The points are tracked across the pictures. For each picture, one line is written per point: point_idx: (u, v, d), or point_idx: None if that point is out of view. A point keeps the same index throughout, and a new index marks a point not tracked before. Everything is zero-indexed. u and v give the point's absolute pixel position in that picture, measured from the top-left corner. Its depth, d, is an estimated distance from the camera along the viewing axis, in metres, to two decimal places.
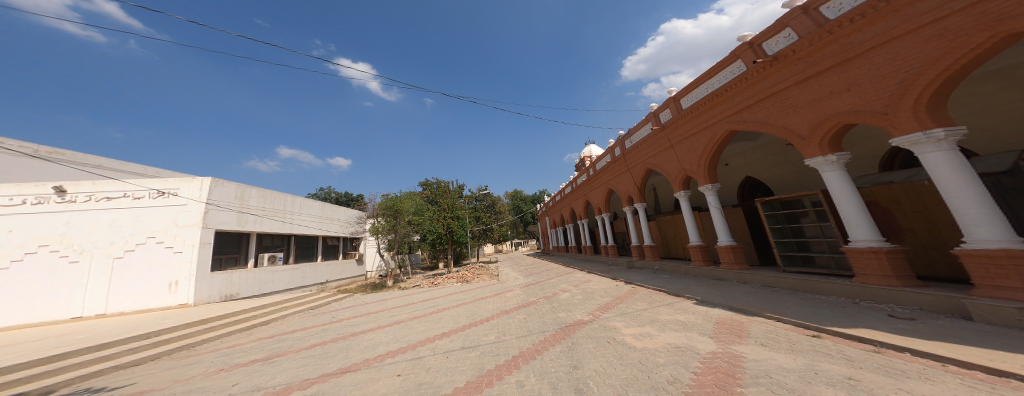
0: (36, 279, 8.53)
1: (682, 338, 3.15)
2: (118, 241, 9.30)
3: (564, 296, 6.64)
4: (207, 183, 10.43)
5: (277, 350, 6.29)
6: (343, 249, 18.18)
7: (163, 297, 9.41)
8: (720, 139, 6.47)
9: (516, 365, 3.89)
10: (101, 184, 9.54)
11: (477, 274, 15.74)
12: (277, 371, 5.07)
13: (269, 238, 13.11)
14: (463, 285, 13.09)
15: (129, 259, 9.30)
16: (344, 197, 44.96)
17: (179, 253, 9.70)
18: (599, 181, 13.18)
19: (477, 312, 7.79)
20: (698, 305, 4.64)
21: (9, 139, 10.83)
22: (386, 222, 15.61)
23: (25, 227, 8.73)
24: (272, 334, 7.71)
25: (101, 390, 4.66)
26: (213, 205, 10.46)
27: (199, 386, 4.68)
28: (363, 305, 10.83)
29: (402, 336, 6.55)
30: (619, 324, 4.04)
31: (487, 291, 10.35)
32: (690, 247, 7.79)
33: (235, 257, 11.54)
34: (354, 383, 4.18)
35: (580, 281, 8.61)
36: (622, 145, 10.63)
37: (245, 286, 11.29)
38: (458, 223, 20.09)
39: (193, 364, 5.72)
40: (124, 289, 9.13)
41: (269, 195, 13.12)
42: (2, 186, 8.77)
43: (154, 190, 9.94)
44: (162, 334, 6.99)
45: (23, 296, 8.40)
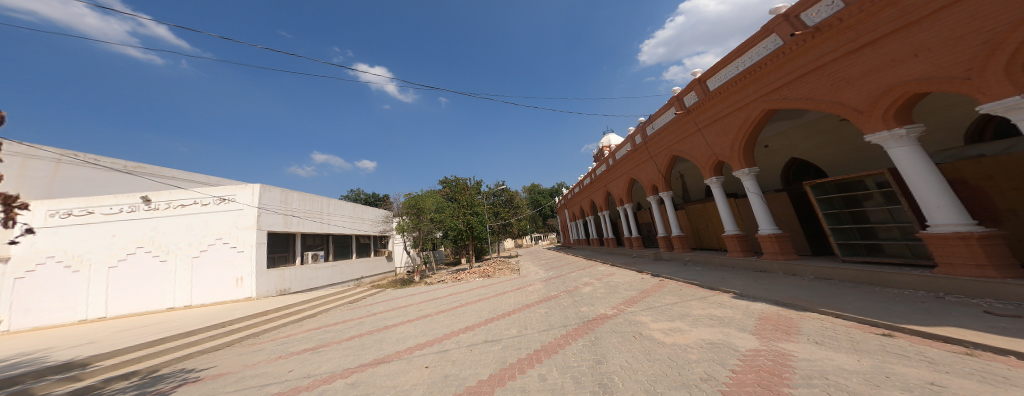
0: (137, 275, 10.12)
1: (717, 334, 3.00)
2: (194, 242, 10.63)
3: (586, 289, 6.54)
4: (260, 188, 11.37)
5: (324, 340, 6.71)
6: (374, 247, 18.99)
7: (231, 291, 10.59)
8: (756, 119, 6.04)
9: (538, 359, 3.88)
10: (175, 192, 10.93)
11: (499, 269, 15.92)
12: (323, 360, 5.38)
13: (311, 238, 14.02)
14: (484, 280, 13.30)
15: (204, 258, 10.61)
16: (372, 197, 46.93)
17: (241, 253, 10.77)
18: (619, 171, 12.81)
19: (499, 306, 7.89)
20: (735, 299, 4.41)
21: (104, 157, 12.95)
22: (410, 220, 16.27)
23: (124, 232, 10.30)
24: (319, 325, 8.23)
25: (192, 371, 5.33)
26: (266, 210, 11.45)
27: (262, 371, 5.10)
28: (395, 300, 11.32)
29: (429, 329, 6.76)
30: (646, 318, 3.92)
31: (508, 285, 10.45)
32: (725, 237, 7.38)
33: (285, 256, 12.49)
34: (388, 374, 4.35)
35: (603, 275, 8.45)
36: (642, 132, 10.23)
37: (295, 282, 12.21)
38: (478, 219, 20.28)
39: (258, 351, 6.22)
40: (203, 284, 10.49)
41: (308, 197, 13.89)
42: (105, 198, 10.38)
43: (216, 197, 11.10)
44: (232, 323, 7.72)
45: (127, 290, 10.00)
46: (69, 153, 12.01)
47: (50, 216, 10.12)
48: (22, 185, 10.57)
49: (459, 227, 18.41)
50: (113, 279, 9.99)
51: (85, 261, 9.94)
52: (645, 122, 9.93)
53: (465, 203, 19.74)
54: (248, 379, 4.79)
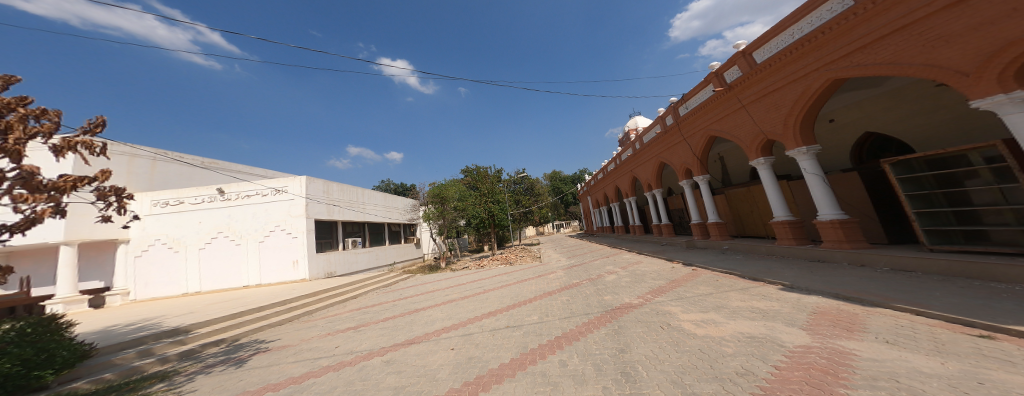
0: (220, 257, 11.62)
1: (759, 328, 2.83)
2: (258, 229, 11.81)
3: (609, 278, 6.44)
4: (306, 180, 12.31)
5: (364, 320, 7.19)
6: (404, 234, 19.86)
7: (290, 273, 11.70)
8: (817, 91, 5.36)
9: (559, 345, 3.91)
10: (242, 184, 12.10)
11: (520, 256, 16.11)
12: (363, 339, 5.77)
13: (351, 225, 14.87)
14: (507, 267, 13.51)
15: (268, 242, 11.77)
16: (399, 186, 48.79)
17: (295, 238, 11.77)
18: (647, 155, 12.28)
19: (521, 293, 8.00)
20: (782, 292, 4.12)
21: (187, 155, 14.69)
22: (436, 208, 16.89)
23: (207, 219, 11.78)
24: (360, 306, 8.81)
25: (263, 342, 6.00)
26: (313, 200, 12.42)
27: (312, 345, 5.57)
28: (424, 284, 11.84)
29: (455, 313, 7.03)
30: (675, 309, 3.79)
31: (529, 273, 10.54)
32: (774, 224, 6.88)
33: (330, 241, 13.37)
34: (417, 354, 4.58)
35: (628, 263, 8.27)
36: (674, 113, 9.66)
37: (339, 265, 13.18)
38: (499, 207, 20.39)
39: (312, 327, 6.85)
40: (270, 265, 11.69)
41: (348, 188, 14.74)
42: (189, 189, 11.87)
43: (271, 188, 12.12)
44: (291, 301, 8.54)
45: (214, 269, 11.56)
46: (161, 151, 13.55)
47: (154, 205, 11.79)
48: (129, 180, 12.01)
49: (481, 215, 18.64)
50: (204, 258, 11.56)
51: (182, 243, 11.59)
52: (678, 101, 9.35)
53: (486, 192, 19.79)
54: (303, 352, 5.27)
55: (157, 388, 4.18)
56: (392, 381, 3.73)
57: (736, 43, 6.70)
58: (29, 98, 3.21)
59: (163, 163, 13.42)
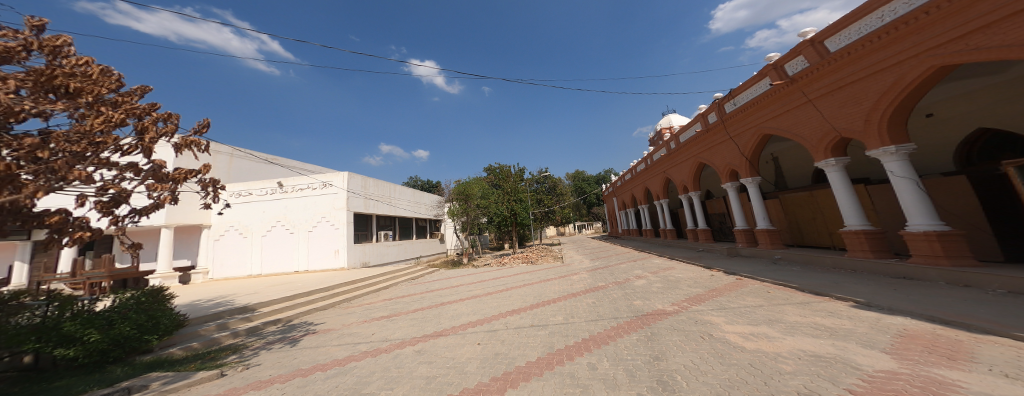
0: (276, 244, 12.74)
1: (828, 347, 2.59)
2: (308, 220, 12.74)
3: (639, 283, 6.20)
4: (347, 175, 13.06)
5: (396, 310, 7.50)
6: (430, 230, 20.45)
7: (333, 261, 12.49)
8: (909, 84, 4.63)
9: (587, 348, 3.83)
10: (298, 178, 13.04)
11: (542, 256, 16.02)
12: (395, 328, 6.02)
13: (382, 219, 15.53)
14: (528, 266, 13.51)
15: (315, 232, 12.66)
16: (426, 184, 50.25)
17: (338, 229, 12.54)
18: (684, 155, 11.69)
19: (543, 293, 7.95)
20: (856, 310, 3.73)
21: (257, 152, 16.14)
22: (459, 205, 17.44)
23: (270, 210, 12.95)
24: (392, 296, 9.21)
25: (310, 324, 6.46)
26: (352, 194, 13.14)
27: (353, 330, 5.93)
28: (448, 279, 12.14)
29: (479, 309, 7.12)
30: (717, 319, 3.57)
31: (551, 273, 10.43)
32: (846, 232, 6.13)
33: (365, 234, 14.14)
34: (446, 346, 4.69)
35: (658, 268, 7.92)
36: (721, 109, 9.05)
37: (373, 256, 13.93)
38: (522, 206, 20.12)
39: (352, 313, 7.27)
40: (316, 253, 12.58)
41: (381, 183, 15.41)
42: (261, 183, 13.09)
43: (318, 182, 12.96)
44: (333, 288, 9.10)
45: (271, 254, 12.70)
46: (238, 148, 15.03)
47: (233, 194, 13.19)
48: (216, 172, 13.54)
49: (504, 213, 18.69)
50: (266, 246, 12.74)
51: (251, 230, 12.86)
52: (723, 98, 8.79)
53: (509, 190, 19.75)
54: (344, 336, 5.60)
55: (231, 359, 4.65)
56: (424, 370, 3.84)
57: (802, 32, 6.12)
58: (156, 104, 3.68)
59: (239, 159, 14.88)
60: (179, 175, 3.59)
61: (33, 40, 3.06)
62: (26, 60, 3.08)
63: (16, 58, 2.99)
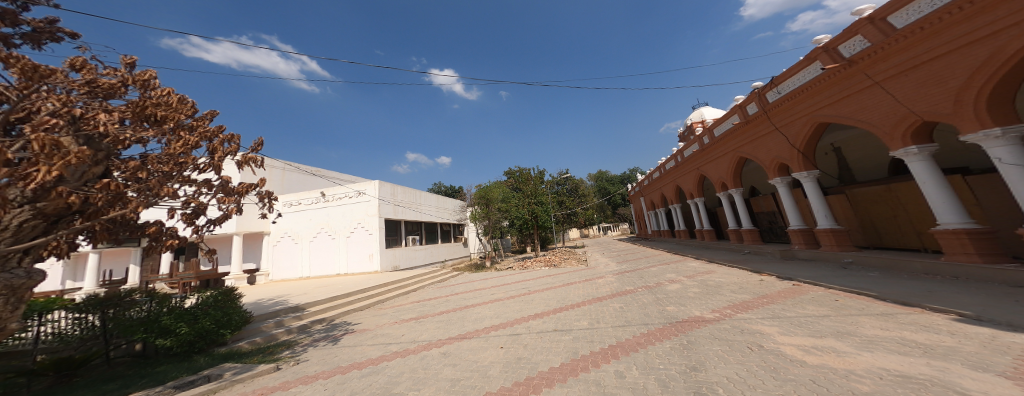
0: (319, 248, 13.67)
1: (916, 366, 2.24)
2: (346, 227, 13.51)
3: (672, 287, 5.87)
4: (378, 183, 13.62)
5: (422, 312, 7.63)
6: (454, 234, 20.84)
7: (368, 265, 13.11)
8: (1004, 59, 3.94)
9: (613, 355, 3.69)
10: (338, 187, 13.84)
11: (565, 258, 15.75)
12: (422, 329, 6.12)
13: (410, 225, 16.02)
14: (550, 269, 13.32)
15: (353, 238, 13.38)
16: (449, 189, 51.52)
17: (372, 235, 13.16)
18: (721, 149, 11.01)
19: (567, 296, 7.76)
20: (955, 323, 3.22)
21: (303, 165, 17.30)
22: (481, 210, 17.85)
23: (316, 218, 13.92)
24: (419, 299, 9.41)
25: (349, 324, 6.79)
26: (383, 201, 13.71)
27: (386, 331, 6.12)
28: (473, 282, 12.26)
29: (502, 312, 7.08)
30: (768, 329, 3.26)
31: (575, 276, 10.17)
32: (939, 233, 5.19)
33: (395, 238, 14.66)
34: (469, 349, 4.68)
35: (694, 272, 7.47)
36: (763, 99, 8.39)
37: (403, 260, 14.42)
38: (543, 208, 19.72)
39: (383, 314, 7.53)
40: (354, 257, 13.28)
41: (408, 190, 15.92)
42: (310, 193, 14.02)
43: (354, 191, 13.67)
44: (368, 290, 9.49)
45: (315, 258, 13.64)
46: (290, 163, 16.20)
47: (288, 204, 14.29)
48: (272, 185, 14.74)
49: (525, 216, 18.50)
50: (314, 249, 13.71)
51: (301, 235, 13.90)
52: (764, 86, 8.17)
53: (530, 193, 19.57)
54: (377, 337, 5.78)
55: (285, 354, 4.98)
56: (449, 373, 3.84)
57: (859, 9, 5.56)
58: (222, 126, 3.98)
59: (291, 173, 16.05)
60: (242, 188, 3.93)
61: (129, 75, 3.49)
62: (126, 94, 3.57)
63: (118, 93, 3.47)
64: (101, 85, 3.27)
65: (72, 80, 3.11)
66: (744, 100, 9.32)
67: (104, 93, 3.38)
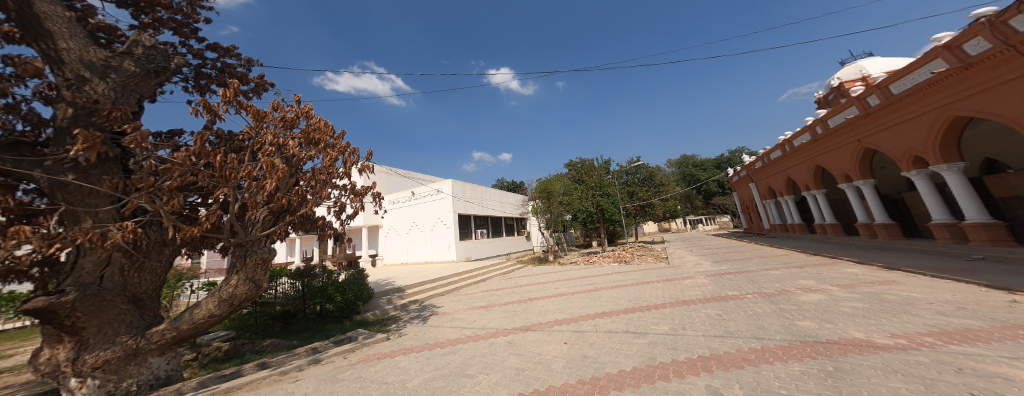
0: (409, 238, 15.55)
1: None
2: (429, 221, 14.97)
3: (802, 299, 4.66)
4: (452, 181, 14.64)
5: (491, 301, 7.88)
6: (517, 227, 21.20)
7: (446, 255, 14.38)
8: None
9: (705, 367, 3.24)
10: (422, 186, 15.36)
11: (638, 254, 14.53)
12: (490, 318, 6.27)
13: (478, 219, 16.83)
14: (620, 266, 12.43)
15: (435, 231, 14.72)
16: (512, 184, 52.41)
17: (448, 228, 14.34)
18: (898, 117, 7.47)
19: (642, 297, 6.97)
20: None
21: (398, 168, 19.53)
22: (542, 203, 17.61)
23: (409, 214, 15.71)
24: (487, 289, 9.72)
25: (431, 307, 7.46)
26: (456, 198, 14.70)
27: (461, 316, 6.48)
28: (537, 275, 12.24)
29: (566, 308, 6.77)
30: (1017, 373, 2.17)
31: (652, 275, 9.22)
32: None
33: (466, 232, 15.64)
34: (533, 341, 4.81)
35: (831, 280, 5.90)
36: (1000, 31, 5.17)
37: (474, 251, 15.31)
38: (609, 200, 18.36)
39: (459, 300, 8.06)
40: (435, 247, 14.71)
41: (476, 186, 16.70)
42: (407, 192, 15.78)
43: (434, 190, 14.97)
44: (446, 277, 10.26)
45: (405, 247, 15.62)
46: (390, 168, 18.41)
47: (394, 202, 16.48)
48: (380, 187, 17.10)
49: (589, 209, 17.67)
50: (406, 240, 15.63)
51: (400, 228, 15.96)
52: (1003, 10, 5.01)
53: (594, 184, 18.50)
54: (451, 321, 6.16)
55: (393, 326, 6.13)
56: (514, 362, 4.08)
57: None
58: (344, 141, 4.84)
59: (393, 176, 18.29)
60: (363, 191, 4.81)
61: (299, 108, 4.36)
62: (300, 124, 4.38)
63: (294, 124, 4.26)
64: (288, 119, 4.12)
65: (273, 116, 4.06)
66: (958, 34, 5.82)
67: (287, 123, 4.18)
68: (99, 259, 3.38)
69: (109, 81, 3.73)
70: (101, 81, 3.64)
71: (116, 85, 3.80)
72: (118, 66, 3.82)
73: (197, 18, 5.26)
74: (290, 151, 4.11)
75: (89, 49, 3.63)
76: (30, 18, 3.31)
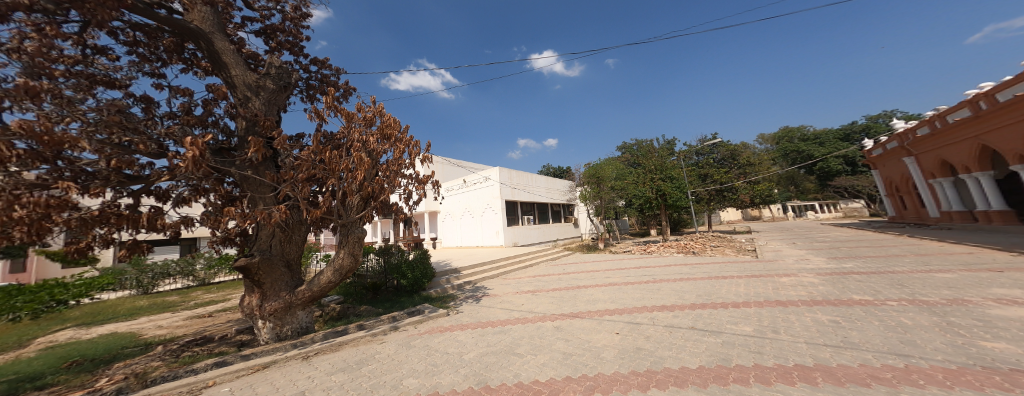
0: (461, 223, 16.31)
1: None
2: (478, 208, 15.42)
3: (975, 316, 3.51)
4: (499, 168, 14.75)
5: (539, 286, 7.77)
6: (563, 214, 20.62)
7: (495, 240, 14.72)
8: None
9: (800, 377, 2.66)
10: (472, 174, 15.78)
11: (706, 246, 13.02)
12: (538, 302, 6.17)
13: (525, 205, 16.79)
14: (686, 257, 11.28)
15: (485, 217, 15.13)
16: (557, 171, 51.15)
17: (496, 214, 14.60)
18: None
19: (718, 293, 6.11)
20: None
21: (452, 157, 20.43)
22: (591, 189, 16.83)
23: (461, 200, 16.39)
24: (536, 274, 9.64)
25: (480, 289, 7.64)
26: (503, 184, 14.80)
27: (508, 298, 6.51)
28: (585, 263, 11.78)
29: (618, 298, 6.31)
30: None
31: (732, 269, 8.11)
32: None
33: (514, 218, 15.75)
34: (582, 328, 4.56)
35: (1006, 292, 4.36)
36: None
37: (521, 237, 15.34)
38: (673, 184, 16.55)
39: (507, 284, 8.13)
40: (484, 232, 15.17)
41: (523, 173, 16.57)
42: (459, 180, 16.46)
43: (482, 177, 15.28)
44: (495, 261, 10.45)
45: (457, 232, 16.45)
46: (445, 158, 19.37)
47: (449, 189, 17.33)
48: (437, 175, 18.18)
49: (648, 195, 16.19)
50: (459, 225, 16.40)
51: (453, 213, 16.82)
52: None
53: (653, 167, 16.88)
54: (501, 303, 6.21)
55: (452, 303, 6.43)
56: (561, 346, 3.90)
57: None
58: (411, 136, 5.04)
59: (448, 166, 19.24)
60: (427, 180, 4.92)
61: (377, 108, 4.65)
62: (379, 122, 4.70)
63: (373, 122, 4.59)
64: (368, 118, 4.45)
65: (358, 116, 4.45)
66: None
67: (367, 121, 4.53)
68: (270, 234, 4.34)
69: (260, 97, 4.51)
70: (256, 98, 4.46)
71: (265, 99, 4.56)
72: (264, 85, 4.55)
73: (303, 38, 5.95)
74: (372, 146, 4.44)
75: (247, 73, 4.48)
76: (214, 53, 4.30)
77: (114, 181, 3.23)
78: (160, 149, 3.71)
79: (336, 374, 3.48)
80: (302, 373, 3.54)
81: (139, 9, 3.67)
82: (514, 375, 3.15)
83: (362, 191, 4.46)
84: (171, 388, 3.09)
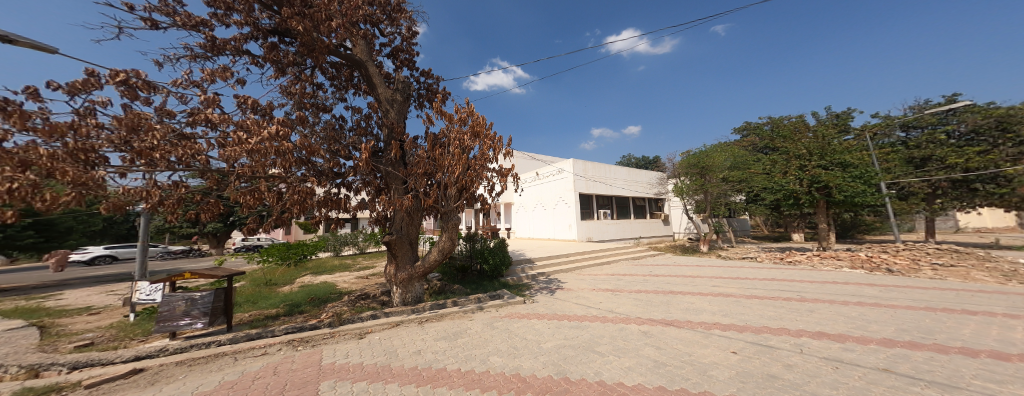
0: (533, 214, 16.54)
1: None
2: (550, 201, 15.35)
3: None
4: (573, 160, 14.28)
5: (620, 285, 7.29)
6: (649, 209, 18.38)
7: (566, 233, 14.43)
8: None
9: None
10: (545, 166, 15.72)
11: (889, 261, 9.59)
12: (620, 302, 5.77)
13: (602, 198, 15.86)
14: (861, 276, 8.46)
15: (557, 209, 14.95)
16: (644, 162, 46.26)
17: (569, 206, 14.26)
18: None
19: (953, 334, 4.09)
20: None
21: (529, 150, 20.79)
22: (692, 181, 14.58)
23: (534, 192, 16.62)
24: (613, 273, 9.00)
25: (555, 281, 7.64)
26: (577, 176, 14.29)
27: (583, 294, 6.30)
28: (678, 266, 10.39)
29: (733, 312, 5.32)
30: None
31: (973, 306, 5.54)
32: None
33: (588, 212, 15.12)
34: (680, 339, 4.02)
35: None
36: None
37: (596, 233, 14.50)
38: (845, 173, 11.89)
39: (586, 280, 7.86)
40: (555, 225, 15.06)
41: (599, 165, 15.56)
42: (534, 172, 16.68)
43: (556, 169, 15.11)
44: (568, 254, 10.25)
45: (530, 223, 16.75)
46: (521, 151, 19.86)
47: (525, 181, 17.70)
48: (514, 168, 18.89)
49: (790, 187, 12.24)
50: (532, 216, 16.61)
51: (525, 205, 17.23)
52: None
53: (795, 153, 12.63)
54: (575, 297, 6.07)
55: (528, 292, 6.62)
56: (652, 353, 3.55)
57: None
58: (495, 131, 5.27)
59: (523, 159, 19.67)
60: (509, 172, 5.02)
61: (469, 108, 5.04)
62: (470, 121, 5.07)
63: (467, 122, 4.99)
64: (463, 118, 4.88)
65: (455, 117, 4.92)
66: None
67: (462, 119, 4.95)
68: (401, 218, 5.24)
69: (394, 108, 5.47)
70: (391, 109, 5.43)
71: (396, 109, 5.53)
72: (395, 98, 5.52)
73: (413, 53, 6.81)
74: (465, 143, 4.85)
75: (386, 89, 5.51)
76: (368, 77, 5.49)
77: (330, 176, 4.45)
78: (349, 154, 4.85)
79: (440, 341, 3.98)
80: (418, 335, 4.20)
81: (336, 52, 5.01)
82: (596, 373, 3.02)
83: (458, 183, 4.99)
84: (351, 329, 4.27)
